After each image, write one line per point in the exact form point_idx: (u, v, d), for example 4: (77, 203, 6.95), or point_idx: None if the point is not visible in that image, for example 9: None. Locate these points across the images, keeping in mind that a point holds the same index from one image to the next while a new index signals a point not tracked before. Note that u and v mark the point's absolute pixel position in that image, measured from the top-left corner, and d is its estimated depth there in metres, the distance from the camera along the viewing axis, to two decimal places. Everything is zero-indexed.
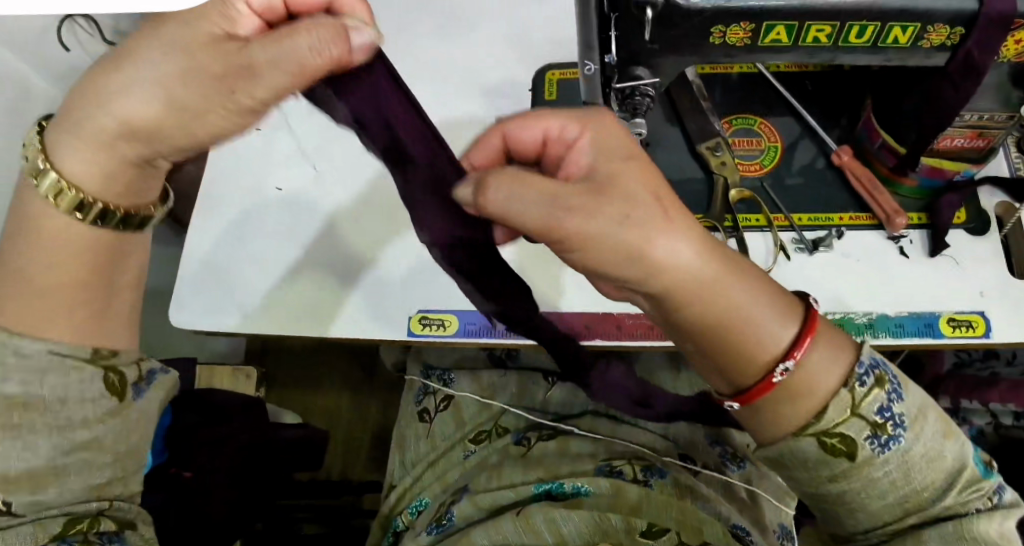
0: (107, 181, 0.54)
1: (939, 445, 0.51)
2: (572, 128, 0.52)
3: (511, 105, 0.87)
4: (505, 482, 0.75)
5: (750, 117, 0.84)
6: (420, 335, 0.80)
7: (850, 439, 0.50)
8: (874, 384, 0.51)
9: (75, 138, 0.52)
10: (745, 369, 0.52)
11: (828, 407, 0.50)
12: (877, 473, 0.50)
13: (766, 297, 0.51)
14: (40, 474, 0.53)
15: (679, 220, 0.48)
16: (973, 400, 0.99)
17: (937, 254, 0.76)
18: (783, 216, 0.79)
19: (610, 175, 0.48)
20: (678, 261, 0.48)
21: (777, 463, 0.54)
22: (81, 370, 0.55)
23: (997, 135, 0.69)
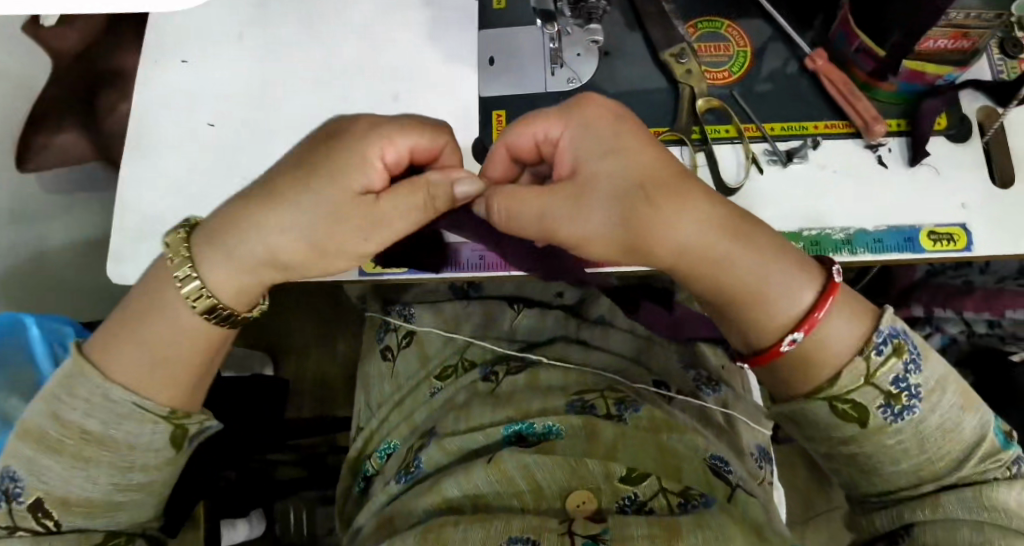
0: (238, 293, 0.58)
1: (955, 419, 0.54)
2: (554, 128, 0.54)
3: (458, 16, 0.80)
4: (473, 424, 0.71)
5: (718, 20, 0.77)
6: (373, 274, 0.75)
7: (862, 406, 0.54)
8: (891, 353, 0.54)
9: (220, 250, 0.56)
10: (762, 332, 0.56)
11: (842, 374, 0.54)
12: (891, 440, 0.54)
13: (782, 267, 0.55)
14: (93, 504, 0.56)
15: (675, 201, 0.52)
16: (947, 308, 0.97)
17: (917, 163, 0.72)
18: (755, 126, 0.74)
19: (594, 175, 0.52)
20: (679, 241, 0.53)
21: (792, 423, 0.58)
22: (156, 424, 0.57)
23: (983, 35, 0.63)
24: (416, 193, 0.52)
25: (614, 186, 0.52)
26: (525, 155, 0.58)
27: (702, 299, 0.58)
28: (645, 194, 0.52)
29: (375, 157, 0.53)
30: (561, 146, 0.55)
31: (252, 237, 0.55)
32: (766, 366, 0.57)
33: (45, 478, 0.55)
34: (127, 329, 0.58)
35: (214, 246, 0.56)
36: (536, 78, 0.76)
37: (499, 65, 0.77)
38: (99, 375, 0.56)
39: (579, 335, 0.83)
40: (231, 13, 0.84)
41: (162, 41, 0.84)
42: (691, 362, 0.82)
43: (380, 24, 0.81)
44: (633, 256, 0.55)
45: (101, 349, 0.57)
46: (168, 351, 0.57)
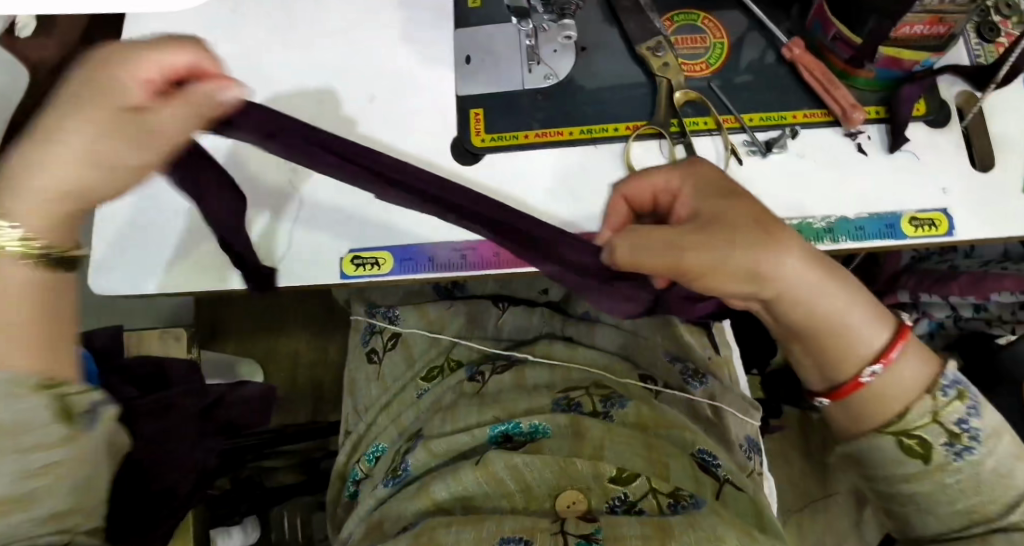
0: (54, 224, 0.52)
1: (1011, 465, 0.53)
2: (674, 179, 0.59)
3: (433, 15, 0.80)
4: (459, 426, 0.71)
5: (693, 12, 0.77)
6: (355, 276, 0.75)
7: (928, 443, 0.53)
8: (956, 395, 0.53)
9: (10, 192, 0.50)
10: (844, 367, 0.56)
11: (909, 409, 0.54)
12: (949, 480, 0.53)
13: (866, 309, 0.56)
14: None
15: (785, 239, 0.54)
16: (932, 293, 0.97)
17: (897, 149, 0.72)
18: (733, 116, 0.73)
19: (715, 214, 0.54)
20: (786, 274, 0.53)
21: (856, 462, 0.57)
22: (24, 398, 0.47)
23: (958, 20, 0.63)
24: (188, 107, 0.53)
25: (736, 219, 0.53)
26: (642, 207, 0.62)
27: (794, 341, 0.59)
28: (763, 227, 0.53)
29: (126, 76, 0.51)
30: (680, 197, 0.58)
31: (31, 179, 0.51)
32: (843, 402, 0.57)
33: None
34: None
35: (7, 190, 0.51)
36: (513, 76, 0.76)
37: (475, 64, 0.77)
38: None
39: (564, 331, 0.83)
40: (204, 18, 0.83)
41: None
42: (677, 355, 0.81)
43: (355, 25, 0.80)
44: (746, 281, 0.53)
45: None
46: (10, 318, 0.50)
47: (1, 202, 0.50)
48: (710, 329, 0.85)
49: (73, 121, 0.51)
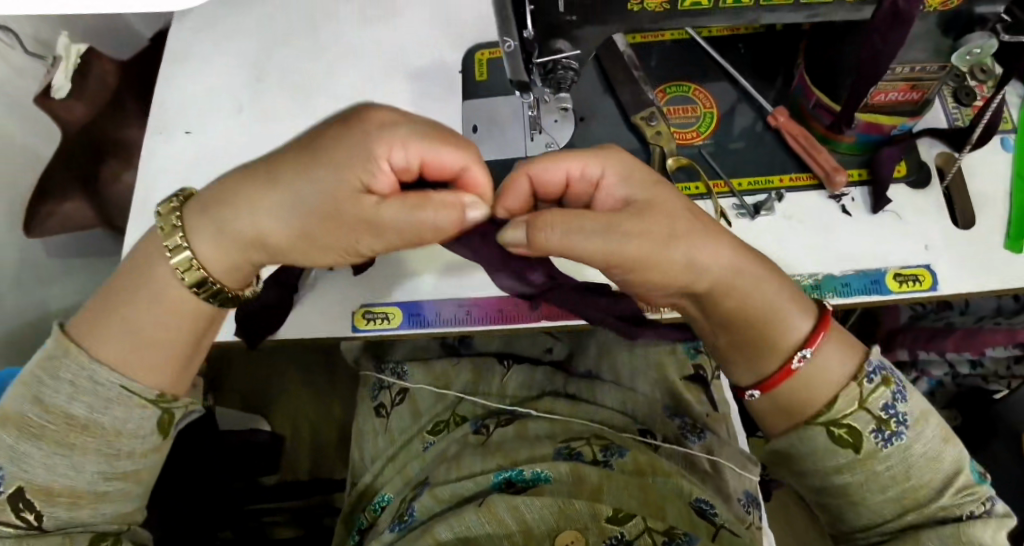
0: (230, 272, 0.60)
1: (938, 449, 0.56)
2: (594, 167, 0.56)
3: (441, 88, 0.86)
4: (464, 472, 0.73)
5: (684, 84, 0.83)
6: (365, 330, 0.79)
7: (856, 430, 0.56)
8: (881, 382, 0.57)
9: (209, 227, 0.57)
10: (770, 358, 0.59)
11: (838, 397, 0.56)
12: (880, 466, 0.56)
13: (784, 293, 0.59)
14: (79, 494, 0.57)
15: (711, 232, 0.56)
16: (930, 350, 1.00)
17: (879, 210, 0.76)
18: (723, 182, 0.78)
19: (644, 201, 0.54)
20: (717, 261, 0.55)
21: (789, 456, 0.59)
22: (144, 408, 0.58)
23: (930, 86, 0.68)
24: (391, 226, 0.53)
25: (667, 208, 0.54)
26: (549, 193, 0.58)
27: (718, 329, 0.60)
28: (693, 219, 0.55)
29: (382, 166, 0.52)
30: (603, 185, 0.56)
31: (243, 221, 0.56)
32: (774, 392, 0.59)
33: (28, 468, 0.55)
34: (116, 307, 0.59)
35: (207, 226, 0.57)
36: (516, 142, 0.81)
37: (481, 133, 0.82)
38: (84, 356, 0.57)
39: (567, 389, 0.85)
40: (230, 90, 0.89)
41: (166, 117, 0.89)
42: (675, 411, 0.84)
43: (369, 96, 0.86)
44: (680, 275, 0.54)
45: (86, 333, 0.58)
46: (148, 329, 0.59)
47: (208, 249, 0.58)
48: (708, 387, 0.87)
49: (281, 208, 0.55)
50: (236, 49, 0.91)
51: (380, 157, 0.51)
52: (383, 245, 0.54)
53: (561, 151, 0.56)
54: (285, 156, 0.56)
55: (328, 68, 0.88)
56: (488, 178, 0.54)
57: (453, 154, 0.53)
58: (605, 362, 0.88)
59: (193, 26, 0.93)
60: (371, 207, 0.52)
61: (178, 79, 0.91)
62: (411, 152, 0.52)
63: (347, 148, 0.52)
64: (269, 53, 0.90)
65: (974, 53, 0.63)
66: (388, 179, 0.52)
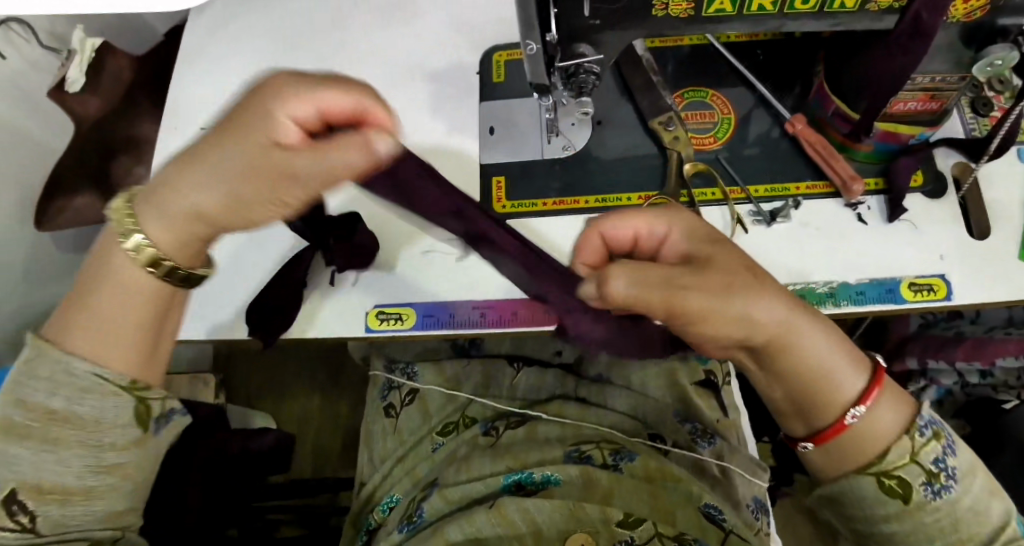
0: (182, 248, 0.56)
1: (986, 502, 0.56)
2: (660, 225, 0.58)
3: (458, 89, 0.86)
4: (474, 474, 0.73)
5: (702, 89, 0.83)
6: (378, 330, 0.79)
7: (907, 482, 0.55)
8: (932, 436, 0.56)
9: (151, 208, 0.54)
10: (822, 412, 0.58)
11: (889, 450, 0.56)
12: (928, 518, 0.55)
13: (838, 351, 0.57)
14: (70, 491, 0.56)
15: (769, 290, 0.54)
16: (939, 360, 0.99)
17: (895, 219, 0.76)
18: (739, 189, 0.78)
19: (705, 257, 0.55)
20: (772, 318, 0.54)
21: (833, 503, 0.59)
22: (120, 396, 0.58)
23: (949, 97, 0.68)
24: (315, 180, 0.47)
25: (730, 264, 0.54)
26: (620, 248, 0.61)
27: (772, 384, 0.59)
28: (753, 274, 0.54)
29: (279, 112, 0.47)
30: (668, 242, 0.58)
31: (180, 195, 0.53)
32: (826, 446, 0.58)
33: (15, 468, 0.55)
34: (80, 298, 0.58)
35: (152, 206, 0.54)
36: (532, 145, 0.81)
37: (498, 135, 0.82)
38: (57, 351, 0.56)
39: (577, 392, 0.86)
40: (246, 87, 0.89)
41: (185, 114, 0.89)
42: (685, 416, 0.84)
43: (385, 96, 0.86)
44: (737, 327, 0.53)
45: (58, 329, 0.58)
46: (114, 318, 0.57)
47: (154, 227, 0.55)
48: (718, 392, 0.87)
49: (206, 178, 0.51)
50: (253, 47, 0.91)
51: (274, 109, 0.47)
52: (306, 196, 0.49)
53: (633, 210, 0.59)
54: (203, 135, 0.51)
55: (346, 67, 0.89)
56: (390, 109, 0.48)
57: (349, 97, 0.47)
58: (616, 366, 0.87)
59: (209, 24, 0.93)
60: (277, 159, 0.46)
61: (198, 77, 0.91)
62: (305, 97, 0.47)
63: (249, 105, 0.48)
64: (286, 51, 0.90)
65: (995, 64, 0.63)
66: (292, 128, 0.47)
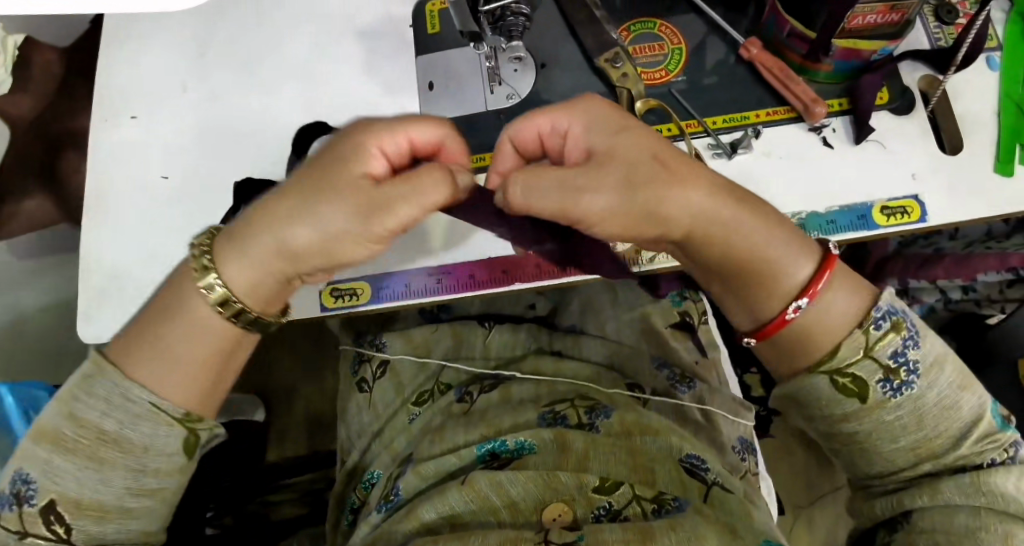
0: (258, 290, 0.53)
1: (954, 397, 0.54)
2: (560, 120, 0.54)
3: (394, 45, 0.81)
4: (447, 446, 0.71)
5: (649, 21, 0.78)
6: (335, 308, 0.76)
7: (863, 380, 0.54)
8: (890, 328, 0.54)
9: (239, 256, 0.52)
10: (767, 301, 0.56)
11: (841, 346, 0.54)
12: (889, 417, 0.54)
13: (788, 241, 0.56)
14: (106, 511, 0.51)
15: (682, 176, 0.52)
16: (921, 279, 0.97)
17: (862, 140, 0.72)
18: (695, 121, 0.74)
19: (608, 149, 0.52)
20: (692, 206, 0.52)
21: (797, 403, 0.58)
22: (170, 425, 0.52)
23: (910, 7, 0.64)
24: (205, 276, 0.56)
25: (631, 159, 0.51)
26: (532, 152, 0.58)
27: (711, 276, 0.58)
28: (664, 165, 0.52)
29: None
30: (570, 138, 0.54)
31: (284, 228, 0.50)
32: (771, 339, 0.57)
33: (59, 480, 0.50)
34: (151, 327, 0.54)
35: (239, 248, 0.52)
36: (475, 97, 0.77)
37: (438, 90, 0.78)
38: (119, 374, 0.52)
39: (552, 346, 0.83)
40: (171, 64, 0.84)
41: (112, 99, 0.83)
42: (663, 361, 0.81)
43: (317, 59, 0.82)
44: (651, 225, 0.52)
45: (124, 352, 0.53)
46: None
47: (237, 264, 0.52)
48: (695, 333, 0.86)
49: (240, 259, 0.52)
50: (174, 20, 0.85)
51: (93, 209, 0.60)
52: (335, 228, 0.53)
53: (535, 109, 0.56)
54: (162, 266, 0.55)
55: (273, 30, 0.83)
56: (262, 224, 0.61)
57: (429, 130, 0.53)
58: (589, 315, 0.86)
59: None
60: None
61: (116, 57, 0.85)
62: None
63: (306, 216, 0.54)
64: (206, 21, 0.84)
65: None
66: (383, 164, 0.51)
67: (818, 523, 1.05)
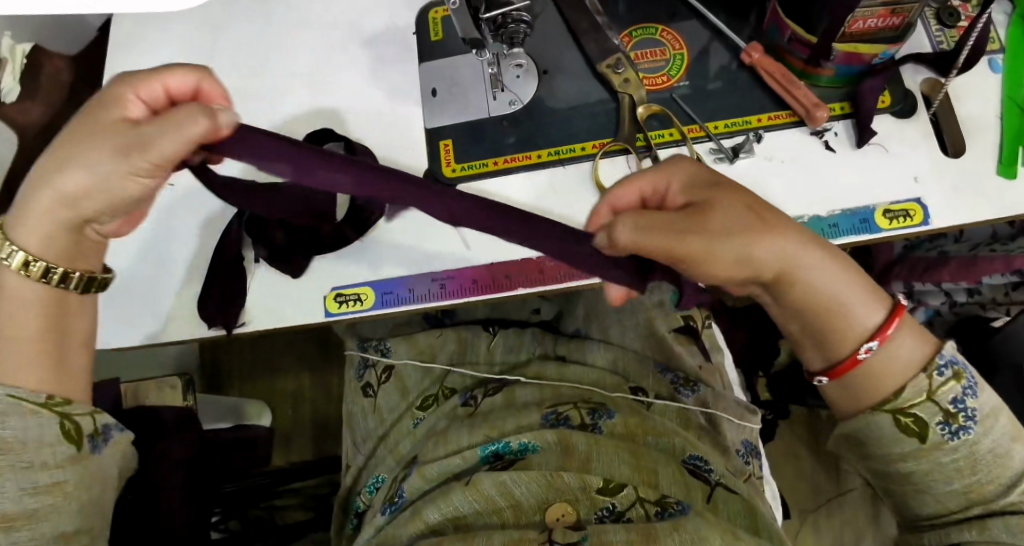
0: (50, 242, 0.55)
1: (1007, 445, 0.54)
2: (656, 181, 0.59)
3: (398, 52, 0.81)
4: (452, 448, 0.71)
5: (651, 26, 0.79)
6: (338, 313, 0.76)
7: (922, 421, 0.55)
8: (952, 376, 0.55)
9: (24, 215, 0.54)
10: (839, 343, 0.57)
11: (905, 387, 0.55)
12: (944, 458, 0.54)
13: (861, 287, 0.56)
14: (9, 517, 0.51)
15: (778, 226, 0.55)
16: (926, 281, 0.96)
17: (864, 143, 0.72)
18: (697, 126, 0.75)
19: (708, 201, 0.55)
20: (784, 251, 0.54)
21: (854, 440, 0.59)
22: (40, 414, 0.53)
23: (911, 10, 0.64)
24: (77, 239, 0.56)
25: (729, 207, 0.55)
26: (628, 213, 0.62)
27: (786, 323, 0.60)
28: (756, 214, 0.55)
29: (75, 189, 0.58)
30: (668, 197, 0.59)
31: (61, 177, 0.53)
32: (841, 380, 0.57)
33: None
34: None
35: (22, 213, 0.54)
36: (478, 104, 0.78)
37: (441, 97, 0.79)
38: None
39: (556, 351, 0.83)
40: None
41: None
42: (666, 366, 0.81)
43: (321, 66, 0.82)
44: (741, 269, 0.54)
45: None
46: None
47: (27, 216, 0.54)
48: (698, 338, 0.85)
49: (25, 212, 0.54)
50: (179, 27, 0.86)
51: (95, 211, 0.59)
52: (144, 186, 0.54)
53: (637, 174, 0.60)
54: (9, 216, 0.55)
55: (277, 38, 0.84)
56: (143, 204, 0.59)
57: (182, 75, 0.56)
58: (593, 321, 0.86)
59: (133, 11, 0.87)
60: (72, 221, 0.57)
61: (123, 65, 0.86)
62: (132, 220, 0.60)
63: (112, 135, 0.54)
64: (211, 29, 0.85)
65: None
66: (141, 109, 0.54)
67: (824, 531, 1.05)
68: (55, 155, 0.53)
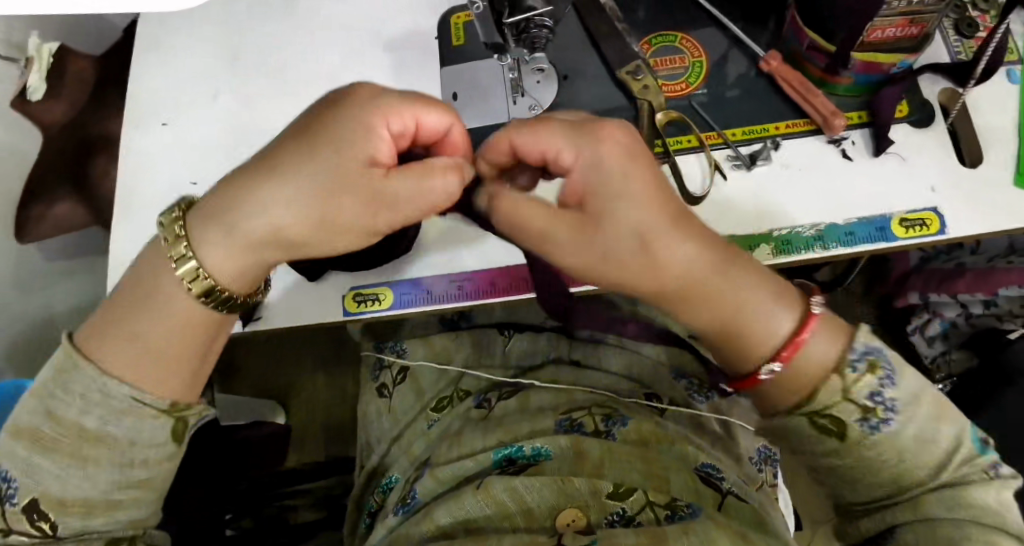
0: (236, 274, 0.55)
1: (932, 431, 0.52)
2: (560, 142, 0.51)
3: (419, 55, 0.83)
4: (466, 451, 0.72)
5: (671, 34, 0.80)
6: (358, 313, 0.77)
7: (840, 420, 0.52)
8: (866, 369, 0.52)
9: (229, 234, 0.53)
10: (747, 356, 0.54)
11: (819, 391, 0.52)
12: (870, 451, 0.52)
13: (767, 295, 0.54)
14: (92, 503, 0.53)
15: (672, 223, 0.51)
16: (942, 292, 0.98)
17: (881, 152, 0.73)
18: (716, 134, 0.75)
19: (604, 184, 0.50)
20: (682, 260, 0.51)
21: (778, 435, 0.56)
22: (159, 417, 0.54)
23: (930, 20, 0.64)
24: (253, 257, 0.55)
25: (617, 192, 0.50)
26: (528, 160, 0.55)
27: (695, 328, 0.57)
28: (664, 201, 0.51)
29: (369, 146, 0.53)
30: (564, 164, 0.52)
31: (264, 206, 0.52)
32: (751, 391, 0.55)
33: (39, 478, 0.52)
34: (113, 317, 0.55)
35: (214, 223, 0.53)
36: (498, 106, 0.78)
37: (461, 100, 0.79)
38: (95, 371, 0.53)
39: (571, 354, 0.83)
40: (202, 73, 0.86)
41: (144, 105, 0.86)
42: (680, 371, 0.82)
43: (345, 70, 0.84)
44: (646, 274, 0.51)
45: (94, 340, 0.54)
46: (151, 338, 0.54)
47: (283, 212, 0.52)
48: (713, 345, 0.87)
49: (284, 197, 0.52)
50: (207, 29, 0.87)
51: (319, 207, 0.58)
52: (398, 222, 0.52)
53: (544, 124, 0.52)
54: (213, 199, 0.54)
55: (302, 40, 0.85)
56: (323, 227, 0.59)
57: (440, 116, 0.53)
58: None
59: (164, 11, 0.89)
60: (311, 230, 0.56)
61: (150, 65, 0.87)
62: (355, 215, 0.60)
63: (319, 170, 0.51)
64: (235, 30, 0.87)
65: None
66: (389, 146, 0.51)
67: None
68: (303, 154, 0.51)
